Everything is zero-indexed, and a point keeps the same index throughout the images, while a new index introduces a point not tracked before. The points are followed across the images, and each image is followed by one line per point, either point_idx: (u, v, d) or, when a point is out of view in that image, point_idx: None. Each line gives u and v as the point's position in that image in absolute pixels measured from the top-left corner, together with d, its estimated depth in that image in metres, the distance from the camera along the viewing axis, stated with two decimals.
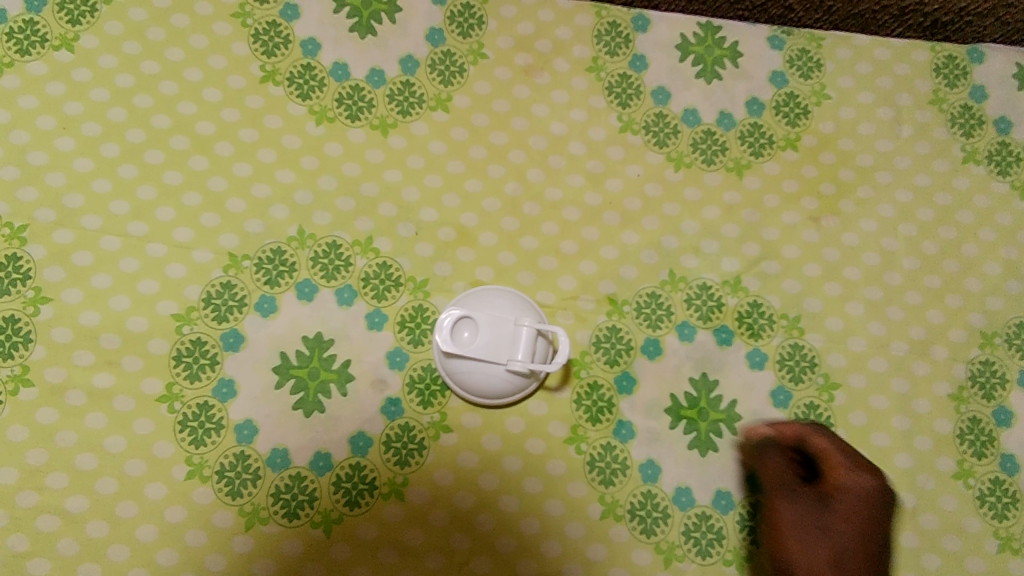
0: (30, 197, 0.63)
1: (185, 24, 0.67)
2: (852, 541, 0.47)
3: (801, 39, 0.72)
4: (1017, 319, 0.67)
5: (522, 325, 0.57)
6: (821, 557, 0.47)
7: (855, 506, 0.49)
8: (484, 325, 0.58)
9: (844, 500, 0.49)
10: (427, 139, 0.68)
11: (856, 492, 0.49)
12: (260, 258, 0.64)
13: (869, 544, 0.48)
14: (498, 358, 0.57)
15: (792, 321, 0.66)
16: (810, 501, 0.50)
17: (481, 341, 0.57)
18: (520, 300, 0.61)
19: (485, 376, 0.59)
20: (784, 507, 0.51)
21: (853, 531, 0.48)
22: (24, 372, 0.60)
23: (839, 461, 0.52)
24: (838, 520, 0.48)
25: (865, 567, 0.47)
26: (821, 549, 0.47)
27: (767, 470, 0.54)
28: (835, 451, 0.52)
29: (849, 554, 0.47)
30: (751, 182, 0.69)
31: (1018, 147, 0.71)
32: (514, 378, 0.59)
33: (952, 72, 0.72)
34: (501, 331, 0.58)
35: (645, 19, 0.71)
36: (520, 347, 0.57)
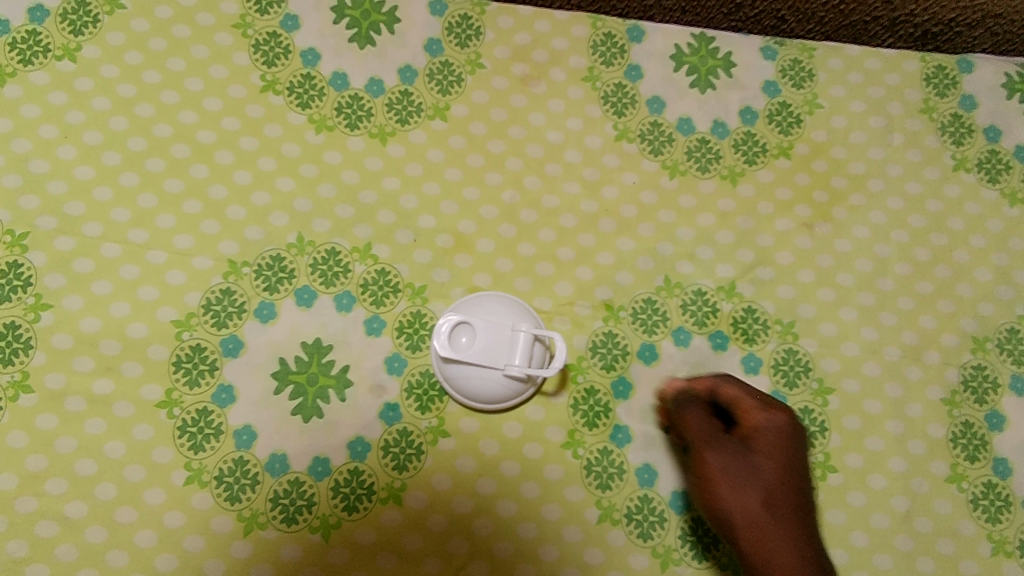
0: (32, 205, 0.64)
1: (186, 34, 0.68)
2: (779, 478, 0.50)
3: (794, 50, 0.73)
4: (1008, 324, 0.68)
5: (519, 330, 0.58)
6: (756, 498, 0.49)
7: (776, 445, 0.51)
8: (482, 331, 0.58)
9: (766, 441, 0.51)
10: (425, 147, 0.68)
11: (774, 431, 0.51)
12: (260, 264, 0.64)
13: (791, 477, 0.50)
14: (496, 363, 0.58)
15: (787, 326, 0.66)
16: (732, 448, 0.50)
17: (479, 346, 0.58)
18: (517, 306, 0.62)
19: (482, 381, 0.59)
20: (714, 457, 0.50)
21: (776, 468, 0.50)
22: (24, 379, 0.60)
23: (752, 403, 0.53)
24: (763, 460, 0.50)
25: (790, 498, 0.50)
26: (751, 491, 0.49)
27: (687, 422, 0.53)
28: (747, 396, 0.53)
29: (777, 491, 0.49)
30: (745, 190, 0.70)
31: (1007, 155, 0.72)
32: (511, 383, 0.59)
33: (941, 81, 0.74)
34: (499, 337, 0.58)
35: (640, 30, 0.72)
36: (517, 352, 0.58)
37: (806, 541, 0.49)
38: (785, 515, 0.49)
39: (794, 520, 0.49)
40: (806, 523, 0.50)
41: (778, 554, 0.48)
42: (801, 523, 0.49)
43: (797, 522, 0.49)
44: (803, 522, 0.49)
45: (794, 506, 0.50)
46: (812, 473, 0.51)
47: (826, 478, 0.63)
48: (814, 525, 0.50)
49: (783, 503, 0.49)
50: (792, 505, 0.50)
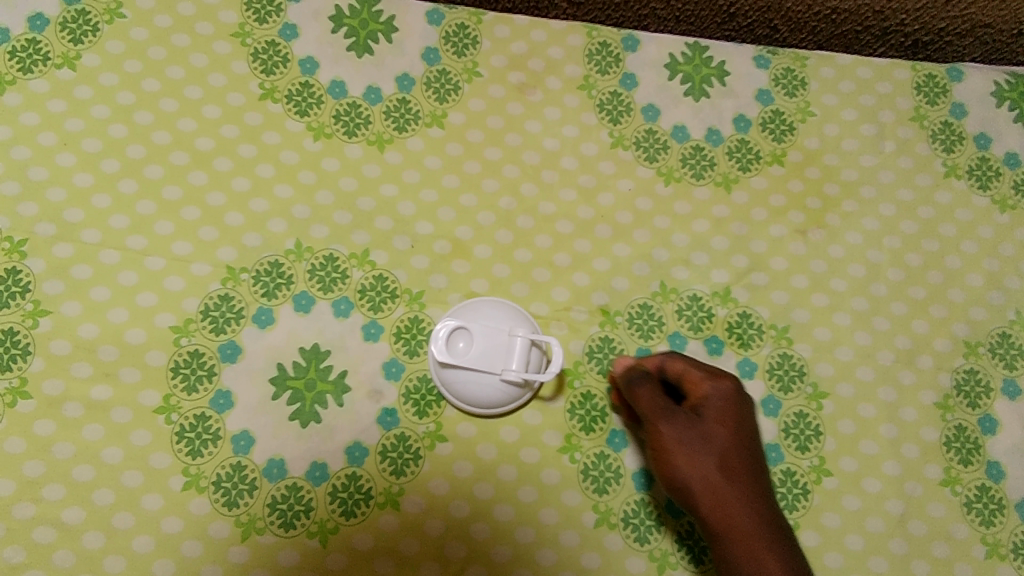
0: (31, 212, 0.64)
1: (186, 43, 0.69)
2: (730, 442, 0.53)
3: (786, 59, 0.74)
4: (1000, 329, 0.69)
5: (516, 335, 0.58)
6: (712, 463, 0.52)
7: (725, 412, 0.54)
8: (479, 336, 0.59)
9: (715, 408, 0.54)
10: (422, 154, 0.69)
11: (721, 398, 0.54)
12: (258, 270, 0.65)
13: (740, 439, 0.54)
14: (493, 368, 0.59)
15: (781, 331, 0.67)
16: (686, 417, 0.53)
17: (476, 351, 0.59)
18: (514, 312, 0.62)
19: (479, 386, 0.60)
20: (670, 428, 0.53)
21: (727, 431, 0.53)
22: (22, 385, 0.60)
23: (698, 375, 0.56)
24: (715, 426, 0.53)
25: (742, 460, 0.53)
26: (707, 456, 0.52)
27: (639, 398, 0.55)
28: (693, 368, 0.57)
29: (730, 455, 0.53)
30: (738, 197, 0.71)
31: (997, 162, 0.73)
32: (509, 388, 0.60)
33: (932, 90, 0.75)
34: (496, 341, 0.59)
35: (634, 39, 0.73)
36: (514, 356, 0.58)
37: (758, 498, 0.53)
38: (739, 476, 0.53)
39: (748, 480, 0.53)
40: (758, 481, 0.53)
41: (735, 513, 0.51)
42: (754, 482, 0.53)
43: (750, 481, 0.53)
44: (756, 481, 0.53)
45: (746, 466, 0.53)
46: (757, 433, 0.55)
47: (821, 482, 0.63)
48: (764, 481, 0.54)
49: (736, 466, 0.53)
50: (744, 466, 0.53)
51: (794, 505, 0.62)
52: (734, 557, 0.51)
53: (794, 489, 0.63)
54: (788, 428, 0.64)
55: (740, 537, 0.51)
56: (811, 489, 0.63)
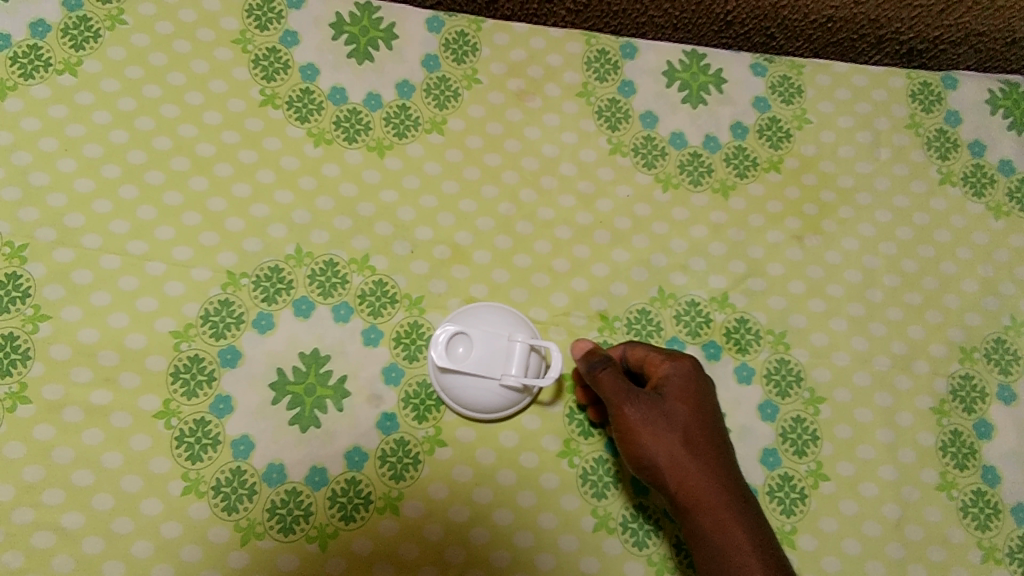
0: (31, 217, 0.64)
1: (187, 50, 0.69)
2: (692, 419, 0.54)
3: (783, 66, 0.75)
4: (995, 335, 0.69)
5: (516, 340, 0.59)
6: (676, 440, 0.53)
7: (685, 390, 0.55)
8: (478, 341, 0.59)
9: (675, 387, 0.55)
10: (422, 160, 0.70)
11: (680, 376, 0.55)
12: (259, 275, 0.65)
13: (702, 415, 0.55)
14: (492, 373, 0.59)
15: (778, 336, 0.67)
16: (649, 399, 0.54)
17: (476, 356, 0.59)
18: (513, 317, 0.63)
19: (479, 391, 0.60)
20: (633, 409, 0.53)
21: (688, 409, 0.54)
22: (22, 390, 0.61)
23: (658, 357, 0.57)
24: (676, 404, 0.54)
25: (705, 435, 0.54)
26: (671, 435, 0.53)
27: (601, 383, 0.55)
28: (652, 351, 0.58)
29: (693, 432, 0.54)
30: (736, 203, 0.71)
31: (991, 169, 0.74)
32: (508, 393, 0.60)
33: (927, 98, 0.75)
34: (496, 346, 0.59)
35: (632, 47, 0.74)
36: (513, 361, 0.58)
37: (722, 471, 0.53)
38: (703, 451, 0.53)
39: (713, 455, 0.54)
40: (722, 455, 0.54)
41: (701, 487, 0.52)
42: (718, 457, 0.54)
43: (714, 455, 0.54)
44: (719, 455, 0.54)
45: (709, 442, 0.54)
46: (718, 408, 0.56)
47: (818, 486, 0.63)
48: (729, 453, 0.55)
49: (700, 442, 0.54)
50: (708, 442, 0.54)
51: (792, 509, 0.63)
52: (704, 531, 0.52)
53: (792, 493, 0.63)
54: (785, 433, 0.65)
55: (708, 510, 0.52)
56: (808, 494, 0.63)
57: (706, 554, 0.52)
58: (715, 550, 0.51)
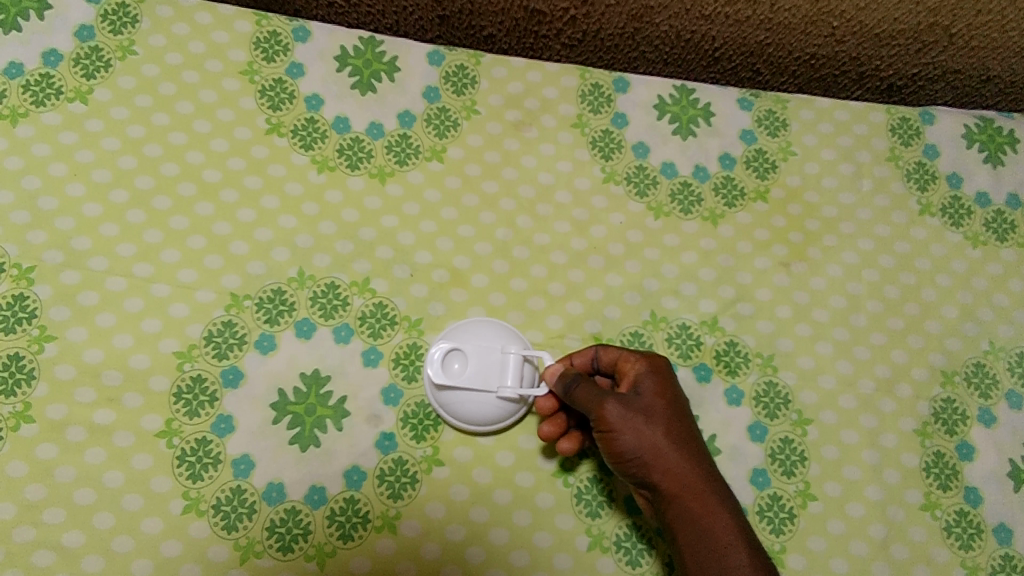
0: (39, 240, 0.66)
1: (196, 80, 0.72)
2: (670, 412, 0.56)
3: (768, 101, 0.78)
4: (975, 359, 0.72)
5: (509, 353, 0.62)
6: (657, 432, 0.55)
7: (659, 385, 0.57)
8: (473, 356, 0.62)
9: (651, 383, 0.57)
10: (422, 187, 0.72)
11: (653, 373, 0.58)
12: (261, 298, 0.67)
13: (678, 408, 0.57)
14: (489, 386, 0.62)
15: (766, 359, 0.69)
16: (627, 399, 0.56)
17: (471, 371, 0.62)
18: (505, 330, 0.65)
19: (476, 406, 0.62)
20: (613, 407, 0.55)
21: (665, 403, 0.57)
22: (25, 409, 0.62)
23: (631, 356, 0.59)
24: (653, 400, 0.57)
25: (684, 426, 0.57)
26: (653, 429, 0.55)
27: (577, 398, 0.56)
28: (624, 352, 0.60)
29: (672, 423, 0.56)
30: (725, 230, 0.74)
31: (969, 201, 0.77)
32: (504, 405, 0.62)
33: (906, 132, 0.79)
34: (489, 360, 0.62)
35: (625, 81, 0.77)
36: (508, 373, 0.61)
37: (703, 459, 0.56)
38: (683, 441, 0.56)
39: (693, 445, 0.56)
40: (700, 444, 0.57)
41: (685, 476, 0.54)
42: (697, 446, 0.56)
43: (694, 444, 0.56)
44: (698, 444, 0.57)
45: (689, 432, 0.57)
46: (689, 401, 0.59)
47: (806, 506, 0.65)
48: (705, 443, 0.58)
49: (679, 433, 0.56)
50: (686, 433, 0.57)
51: (781, 529, 0.64)
52: (692, 516, 0.54)
53: (781, 513, 0.64)
54: (774, 453, 0.66)
55: (694, 496, 0.54)
56: (796, 513, 0.65)
57: (695, 539, 0.54)
58: (704, 533, 0.53)
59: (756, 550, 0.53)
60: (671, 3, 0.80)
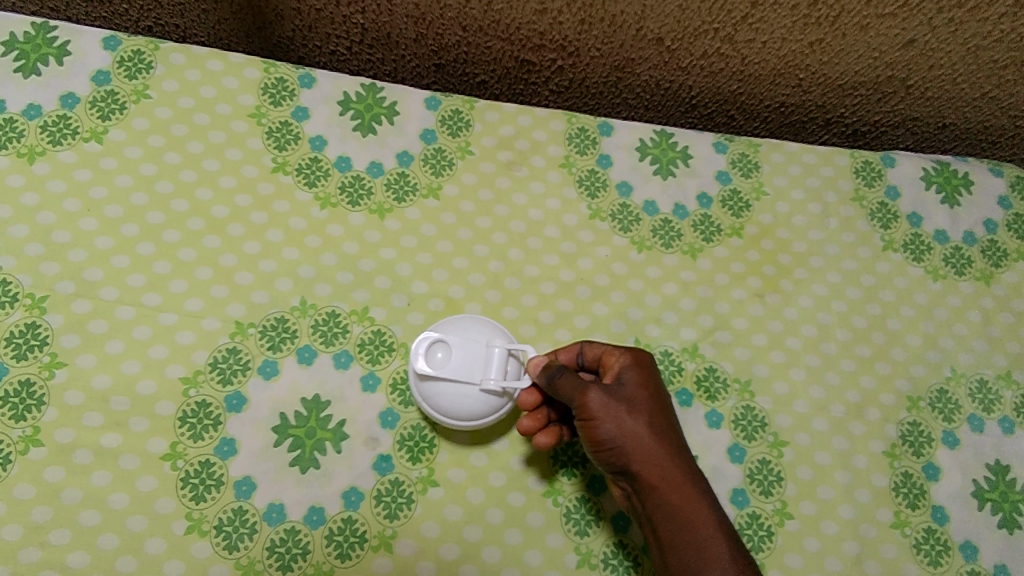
0: (52, 271, 0.69)
1: (206, 122, 0.76)
2: (651, 404, 0.60)
3: (741, 145, 0.84)
4: (938, 385, 0.76)
5: (494, 346, 0.61)
6: (639, 422, 0.59)
7: (642, 379, 0.62)
8: (457, 347, 0.61)
9: (634, 376, 0.61)
10: (419, 222, 0.76)
11: (636, 368, 0.62)
12: (265, 325, 0.70)
13: (659, 402, 0.61)
14: (472, 378, 0.61)
15: (744, 384, 0.73)
16: (610, 389, 0.60)
17: (455, 362, 0.61)
18: (490, 325, 0.65)
19: (459, 398, 0.62)
20: (597, 396, 0.59)
21: (647, 395, 0.61)
22: (35, 434, 0.64)
23: (614, 351, 0.64)
24: (636, 392, 0.61)
25: (664, 418, 0.61)
26: (635, 419, 0.59)
27: (560, 386, 0.59)
28: (608, 347, 0.64)
29: (654, 415, 0.60)
30: (703, 263, 0.79)
31: (928, 238, 0.83)
32: (488, 399, 0.62)
33: (869, 174, 0.84)
34: (474, 353, 0.62)
35: (609, 125, 0.83)
36: (494, 366, 0.61)
37: (681, 452, 0.60)
38: (663, 433, 0.60)
39: (673, 438, 0.60)
40: (679, 438, 0.61)
41: (666, 467, 0.58)
42: (676, 439, 0.60)
43: (673, 437, 0.60)
44: (677, 438, 0.61)
45: (668, 425, 0.61)
46: (668, 396, 0.63)
47: (783, 524, 0.68)
48: (683, 439, 0.62)
49: (660, 425, 0.60)
50: (666, 425, 0.60)
51: (760, 546, 0.67)
52: (672, 506, 0.57)
53: (759, 531, 0.68)
54: (752, 474, 0.70)
55: (674, 487, 0.58)
56: (774, 531, 0.68)
57: (675, 528, 0.57)
58: (684, 523, 0.56)
59: (734, 540, 0.56)
60: (649, 56, 0.86)
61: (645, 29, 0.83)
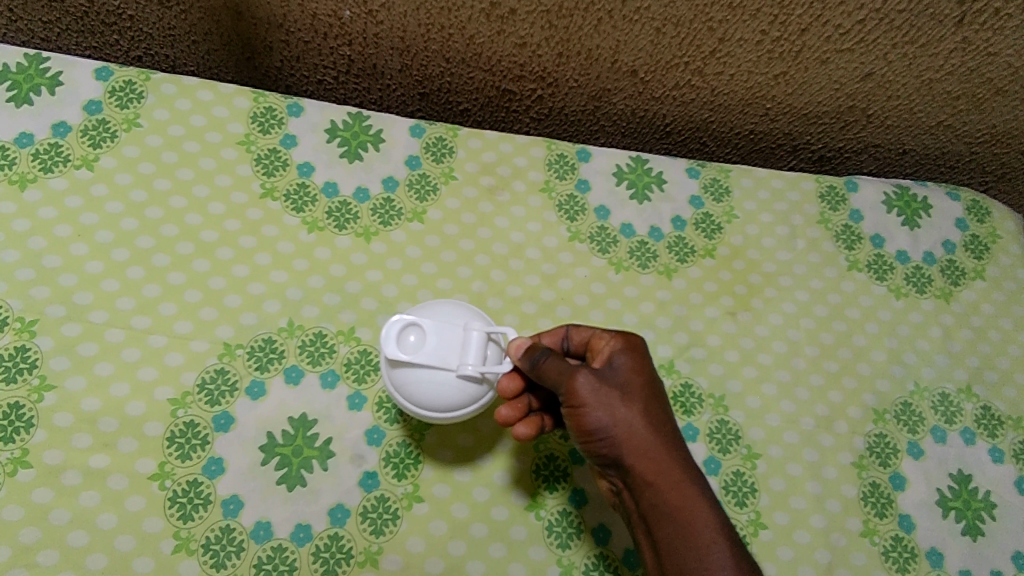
0: (42, 295, 0.70)
1: (196, 149, 0.78)
2: (644, 392, 0.61)
3: (712, 170, 0.88)
4: (903, 399, 0.80)
5: (472, 330, 0.59)
6: (632, 411, 0.60)
7: (634, 365, 0.62)
8: (432, 331, 0.59)
9: (626, 362, 0.62)
10: (404, 245, 0.79)
11: (628, 353, 0.63)
12: (252, 346, 0.72)
13: (652, 389, 0.62)
14: (448, 364, 0.58)
15: (718, 399, 0.76)
16: (601, 374, 0.61)
17: (430, 347, 0.58)
18: (465, 309, 0.62)
19: (434, 386, 0.59)
20: (586, 383, 0.60)
21: (640, 382, 0.62)
22: (23, 455, 0.64)
23: (604, 335, 0.65)
24: (628, 379, 0.61)
25: (658, 408, 0.61)
26: (627, 408, 0.60)
27: (545, 370, 0.60)
28: (598, 331, 0.66)
29: (647, 405, 0.61)
30: (678, 283, 0.82)
31: (891, 258, 0.87)
32: (465, 386, 0.59)
33: (833, 199, 0.89)
34: (450, 337, 0.59)
35: (586, 152, 0.86)
36: (471, 351, 0.58)
37: (677, 447, 0.60)
38: (658, 425, 0.60)
39: (668, 432, 0.61)
40: (674, 431, 0.61)
41: (660, 462, 0.59)
42: (671, 431, 0.61)
43: (668, 430, 0.61)
44: (672, 431, 0.61)
45: (663, 416, 0.61)
46: (663, 382, 0.64)
47: (758, 534, 0.71)
48: (679, 432, 0.62)
49: (654, 416, 0.61)
50: (661, 416, 0.61)
51: None
52: (668, 505, 0.58)
53: None
54: (727, 485, 0.72)
55: (670, 485, 0.58)
56: (749, 541, 0.70)
57: (672, 531, 0.57)
58: (682, 525, 0.57)
59: (734, 542, 0.56)
60: (625, 87, 0.91)
61: (620, 62, 0.87)
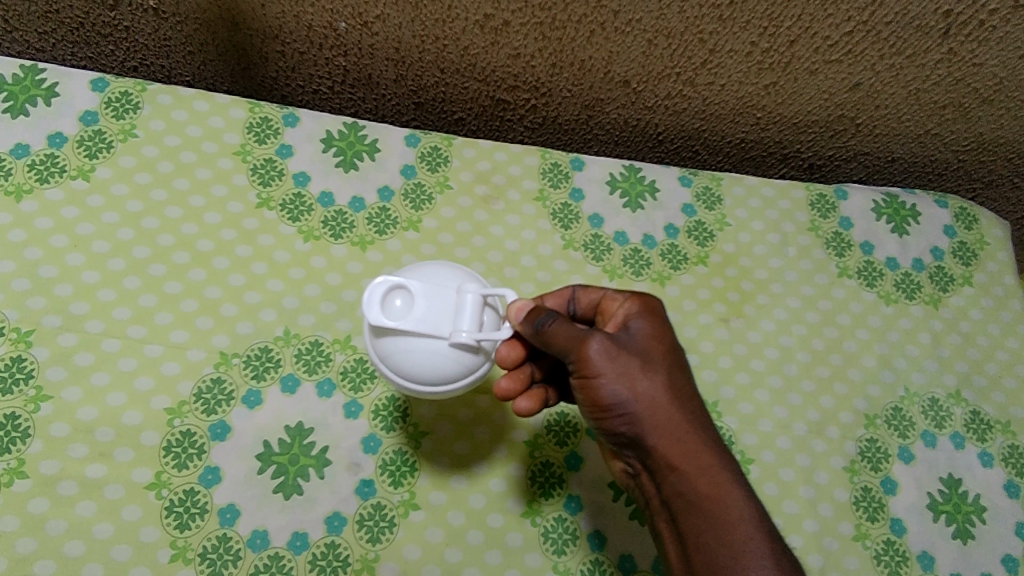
0: (38, 305, 0.70)
1: (192, 159, 0.79)
2: (665, 362, 0.60)
3: (704, 179, 0.89)
4: (893, 404, 0.81)
5: (466, 293, 0.56)
6: (654, 383, 0.58)
7: (651, 333, 0.61)
8: (420, 294, 0.55)
9: (645, 331, 0.61)
10: (400, 253, 0.79)
11: (646, 320, 0.61)
12: (248, 356, 0.72)
13: (672, 359, 0.60)
14: (440, 330, 0.55)
15: (711, 405, 0.77)
16: (618, 343, 0.59)
17: (419, 312, 0.55)
18: (456, 272, 0.59)
19: (424, 355, 0.56)
20: (600, 352, 0.58)
21: (659, 354, 0.60)
22: (19, 466, 0.65)
23: (617, 299, 0.65)
24: (648, 350, 0.60)
25: (681, 381, 0.59)
26: (647, 381, 0.58)
27: (552, 336, 0.58)
28: (613, 295, 0.65)
29: (668, 376, 0.59)
30: (671, 290, 0.83)
31: (880, 265, 0.88)
32: (457, 355, 0.57)
33: (824, 206, 0.90)
34: (441, 302, 0.56)
35: (580, 161, 0.87)
36: (465, 316, 0.55)
37: (700, 425, 0.59)
38: (680, 401, 0.59)
39: (691, 409, 0.59)
40: (696, 406, 0.60)
41: (684, 443, 0.58)
42: (693, 406, 0.59)
43: (691, 405, 0.59)
44: (695, 407, 0.60)
45: (686, 389, 0.59)
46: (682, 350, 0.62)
47: None
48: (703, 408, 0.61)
49: (675, 388, 0.59)
50: (684, 389, 0.59)
51: None
52: (695, 492, 0.57)
53: None
54: None
55: (695, 468, 0.57)
56: None
57: (701, 518, 0.56)
58: (710, 512, 0.56)
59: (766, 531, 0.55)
60: (617, 97, 0.92)
61: (612, 72, 0.88)
